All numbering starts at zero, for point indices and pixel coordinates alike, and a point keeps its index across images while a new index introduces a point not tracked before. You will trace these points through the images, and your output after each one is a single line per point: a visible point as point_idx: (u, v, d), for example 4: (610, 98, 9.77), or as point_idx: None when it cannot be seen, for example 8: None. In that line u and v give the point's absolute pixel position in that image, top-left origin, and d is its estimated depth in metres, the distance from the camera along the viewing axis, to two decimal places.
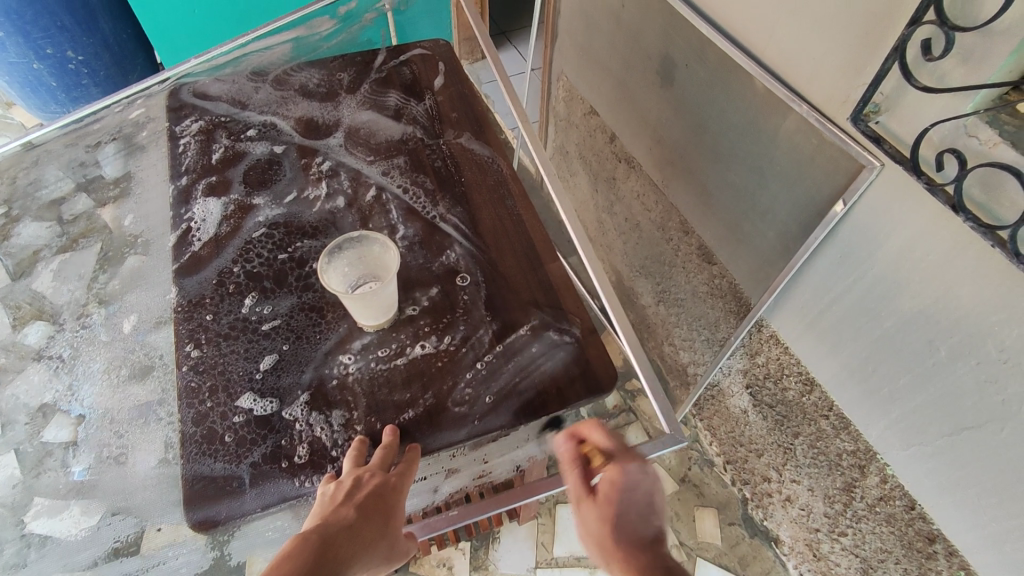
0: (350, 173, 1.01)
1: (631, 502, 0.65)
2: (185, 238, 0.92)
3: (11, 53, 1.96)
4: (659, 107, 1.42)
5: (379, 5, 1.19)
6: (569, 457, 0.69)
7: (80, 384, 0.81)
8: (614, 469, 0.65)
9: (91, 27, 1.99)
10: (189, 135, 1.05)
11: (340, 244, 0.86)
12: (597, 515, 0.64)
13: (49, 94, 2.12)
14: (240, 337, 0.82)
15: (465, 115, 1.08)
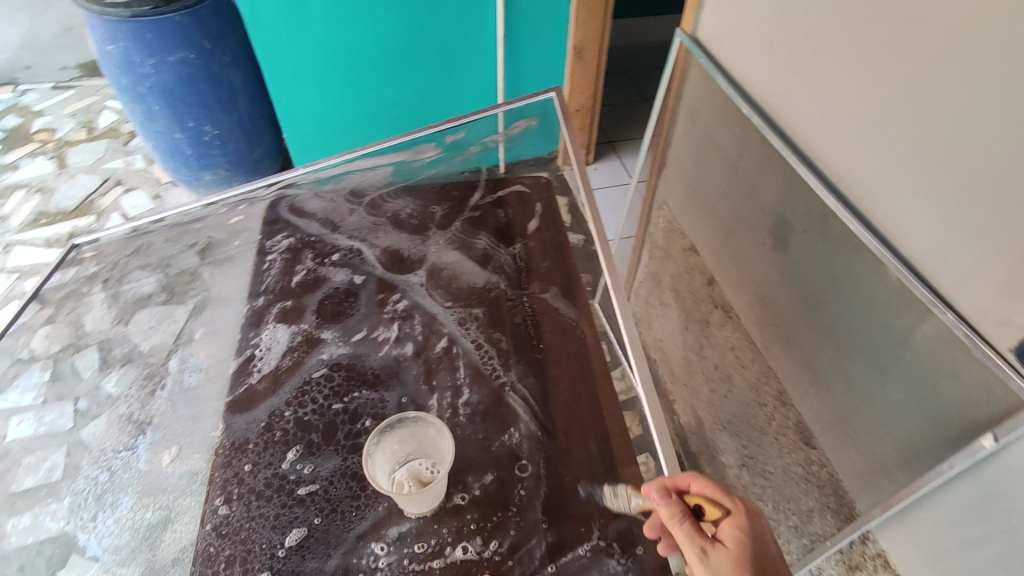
0: (425, 317, 0.96)
1: (768, 544, 0.58)
2: (246, 366, 0.89)
3: (159, 123, 2.10)
4: (768, 266, 1.26)
5: (486, 140, 1.15)
6: (672, 505, 0.62)
7: (105, 517, 0.77)
8: (740, 515, 0.59)
9: (230, 106, 2.12)
10: (277, 252, 1.05)
11: (393, 420, 0.81)
12: (732, 566, 0.56)
13: (180, 162, 2.23)
14: (273, 498, 0.75)
15: (556, 265, 1.00)
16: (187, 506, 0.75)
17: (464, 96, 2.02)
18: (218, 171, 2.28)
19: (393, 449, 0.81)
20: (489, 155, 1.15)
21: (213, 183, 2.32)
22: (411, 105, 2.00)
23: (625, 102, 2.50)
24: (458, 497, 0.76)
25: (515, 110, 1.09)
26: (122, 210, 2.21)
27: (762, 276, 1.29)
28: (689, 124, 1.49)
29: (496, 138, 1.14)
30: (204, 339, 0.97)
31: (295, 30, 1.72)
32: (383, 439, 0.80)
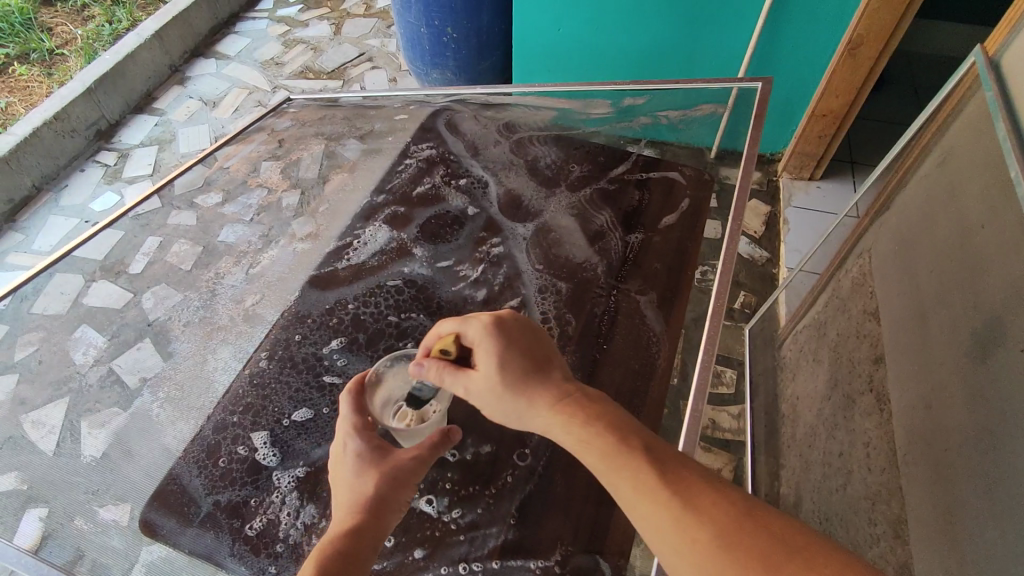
0: (510, 270, 0.93)
1: (519, 345, 0.61)
2: (342, 251, 0.96)
3: (411, 14, 2.09)
4: (954, 372, 0.96)
5: (662, 113, 1.07)
6: (431, 368, 0.63)
7: (192, 326, 0.91)
8: (476, 329, 0.63)
9: (473, 15, 2.04)
10: (415, 159, 1.09)
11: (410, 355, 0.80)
12: (487, 380, 0.60)
13: (417, 57, 2.25)
14: (302, 374, 0.82)
15: (666, 274, 0.91)
16: (245, 349, 0.87)
17: (697, 62, 1.70)
18: (445, 73, 2.27)
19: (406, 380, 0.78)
20: (657, 129, 1.06)
21: (438, 82, 2.32)
22: (634, 56, 1.74)
23: (901, 105, 1.99)
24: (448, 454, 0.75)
25: (707, 94, 1.04)
26: (363, 83, 2.39)
27: (932, 379, 1.01)
28: (935, 169, 1.10)
29: (673, 112, 1.06)
30: (329, 213, 1.06)
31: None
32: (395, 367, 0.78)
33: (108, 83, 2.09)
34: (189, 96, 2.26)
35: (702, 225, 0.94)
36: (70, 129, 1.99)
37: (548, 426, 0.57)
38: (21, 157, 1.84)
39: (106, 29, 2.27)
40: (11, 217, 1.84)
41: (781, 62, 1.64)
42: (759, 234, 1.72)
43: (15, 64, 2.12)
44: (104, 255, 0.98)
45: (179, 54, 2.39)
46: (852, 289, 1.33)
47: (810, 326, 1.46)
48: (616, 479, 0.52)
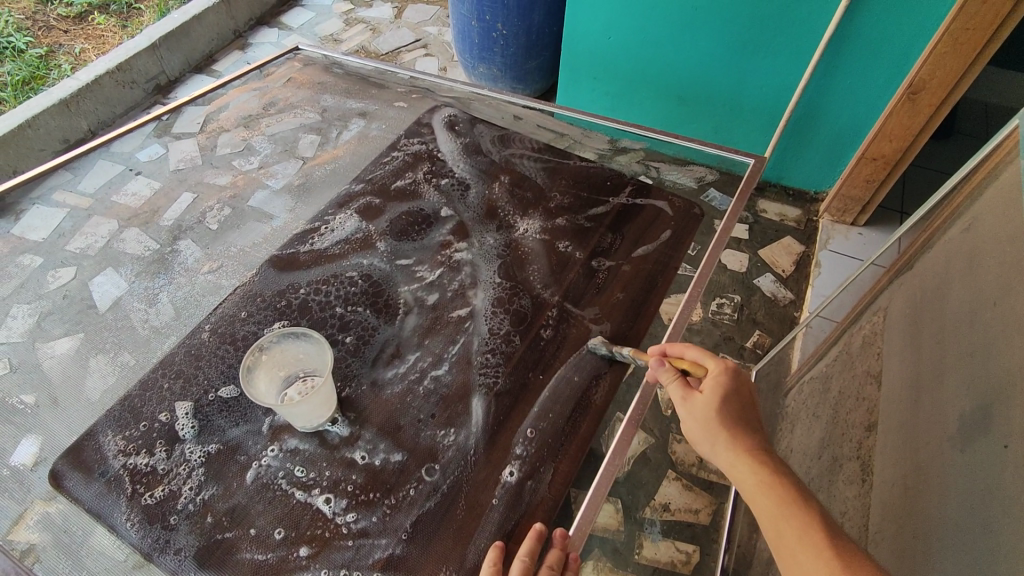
0: (467, 278, 0.90)
1: (747, 405, 0.67)
2: (309, 235, 0.97)
3: (463, 5, 2.00)
4: (930, 449, 0.80)
5: (652, 163, 1.05)
6: (668, 369, 0.71)
7: (150, 293, 0.97)
8: (719, 370, 0.68)
9: (524, 14, 1.95)
10: (404, 152, 1.09)
11: (267, 344, 0.77)
12: (707, 408, 0.65)
13: (466, 48, 2.15)
14: (238, 351, 0.83)
15: (627, 308, 0.87)
16: (192, 316, 0.93)
17: (740, 94, 1.48)
18: (491, 68, 2.15)
19: (292, 356, 0.79)
20: (646, 175, 1.04)
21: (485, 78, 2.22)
22: (669, 81, 1.53)
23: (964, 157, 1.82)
24: (333, 424, 0.76)
25: (701, 155, 1.03)
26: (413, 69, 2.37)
27: (915, 446, 0.83)
28: (956, 238, 0.90)
29: (665, 166, 1.04)
30: (312, 201, 1.09)
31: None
32: (279, 346, 0.78)
33: (172, 40, 2.07)
34: (246, 62, 2.23)
35: (678, 263, 0.91)
36: (130, 80, 1.96)
37: (729, 461, 0.63)
38: (80, 101, 1.80)
39: None
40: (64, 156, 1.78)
41: (835, 106, 1.40)
42: (786, 273, 1.44)
43: (96, 14, 2.15)
44: (140, 206, 1.09)
45: (245, 21, 2.39)
46: (862, 347, 1.07)
47: (817, 380, 1.19)
48: (753, 482, 0.61)
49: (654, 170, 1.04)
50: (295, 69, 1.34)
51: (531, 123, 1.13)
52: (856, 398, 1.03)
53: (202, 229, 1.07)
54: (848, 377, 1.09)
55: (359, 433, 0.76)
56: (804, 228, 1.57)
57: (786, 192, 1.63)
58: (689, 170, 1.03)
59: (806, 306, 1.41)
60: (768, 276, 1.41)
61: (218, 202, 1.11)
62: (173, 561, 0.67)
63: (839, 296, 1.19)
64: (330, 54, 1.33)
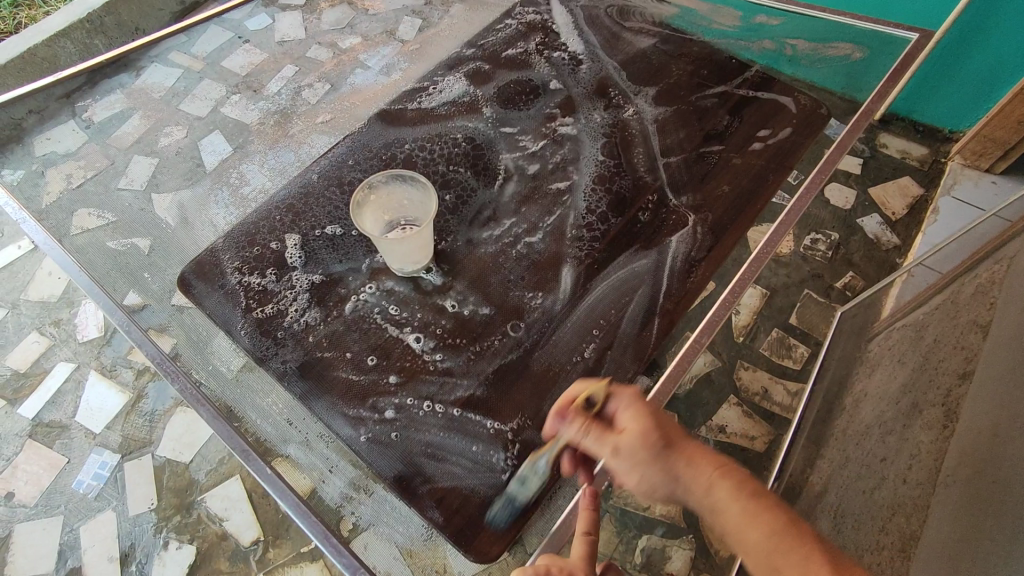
0: (570, 153, 0.89)
1: (667, 418, 0.57)
2: (417, 94, 0.96)
3: None
4: None
5: (789, 42, 0.98)
6: (576, 423, 0.58)
7: (260, 147, 1.01)
8: (627, 397, 0.57)
9: None
10: (518, 21, 1.05)
11: (374, 181, 0.78)
12: (642, 446, 0.54)
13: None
14: (344, 195, 0.86)
15: (733, 202, 0.84)
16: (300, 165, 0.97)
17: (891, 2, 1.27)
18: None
19: (396, 198, 0.80)
20: (778, 58, 0.97)
21: None
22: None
23: None
24: (431, 270, 0.80)
25: (848, 33, 0.96)
26: None
27: (1009, 404, 0.73)
28: None
29: (803, 44, 0.98)
30: (418, 69, 1.08)
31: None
32: (389, 186, 0.79)
33: None
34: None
35: (795, 161, 0.86)
36: None
37: (706, 484, 0.53)
38: None
39: None
40: (179, 18, 1.78)
41: (1001, 27, 1.18)
42: (895, 215, 1.31)
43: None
44: (248, 73, 1.12)
45: None
46: (973, 295, 0.93)
47: (912, 327, 1.04)
48: (738, 510, 0.51)
49: (790, 47, 0.97)
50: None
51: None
52: (953, 344, 0.90)
53: (312, 91, 1.10)
54: (947, 325, 0.95)
55: (451, 284, 0.79)
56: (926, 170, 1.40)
57: (915, 127, 1.44)
58: (830, 49, 0.96)
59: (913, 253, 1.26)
60: (875, 216, 1.32)
61: (331, 67, 1.14)
62: (279, 367, 0.74)
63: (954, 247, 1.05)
64: None
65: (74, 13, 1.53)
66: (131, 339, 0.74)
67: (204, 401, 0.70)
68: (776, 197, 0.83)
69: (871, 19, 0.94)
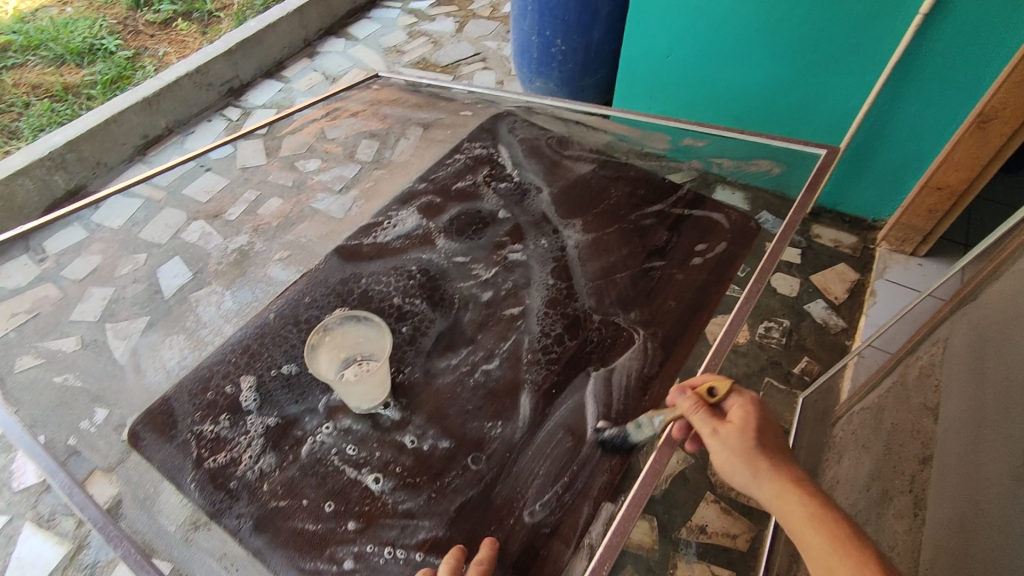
0: (521, 278, 0.93)
1: (768, 430, 0.63)
2: (371, 229, 1.00)
3: (524, 21, 1.90)
4: (995, 478, 0.70)
5: (715, 161, 1.06)
6: (688, 398, 0.67)
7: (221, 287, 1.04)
8: (744, 399, 0.65)
9: (585, 30, 1.81)
10: (466, 155, 1.13)
11: (331, 325, 0.85)
12: (742, 438, 0.61)
13: (523, 65, 2.02)
14: (301, 332, 0.87)
15: (679, 316, 0.88)
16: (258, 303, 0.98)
17: (801, 113, 1.45)
18: (550, 83, 2.00)
19: (353, 337, 0.86)
20: (705, 181, 1.05)
21: (539, 92, 2.07)
22: (734, 94, 1.51)
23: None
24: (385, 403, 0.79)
25: (767, 150, 1.03)
26: (471, 82, 2.33)
27: (966, 492, 0.75)
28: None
29: (726, 162, 1.05)
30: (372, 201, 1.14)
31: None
32: (345, 327, 0.85)
33: (247, 47, 2.23)
34: (313, 69, 2.35)
35: (734, 270, 0.92)
36: (207, 82, 2.13)
37: (774, 491, 0.59)
38: (160, 100, 2.00)
39: (258, 1, 2.48)
40: (142, 151, 1.99)
41: (900, 132, 1.35)
42: (838, 299, 1.41)
43: (179, 20, 2.39)
44: (208, 199, 1.19)
45: (315, 30, 2.50)
46: (917, 381, 0.98)
47: (869, 414, 1.07)
48: (806, 518, 0.56)
49: (716, 166, 1.04)
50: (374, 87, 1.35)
51: (589, 126, 1.14)
52: (909, 431, 0.93)
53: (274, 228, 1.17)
54: (902, 410, 0.98)
55: (410, 418, 0.79)
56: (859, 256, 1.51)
57: (842, 218, 1.57)
58: (752, 165, 1.03)
59: (860, 335, 1.34)
60: (820, 301, 1.40)
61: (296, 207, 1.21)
62: (233, 523, 0.70)
63: (895, 326, 1.13)
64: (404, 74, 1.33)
65: (38, 152, 1.73)
66: (73, 501, 0.71)
67: (149, 565, 0.65)
68: (721, 305, 0.87)
69: (786, 139, 1.01)
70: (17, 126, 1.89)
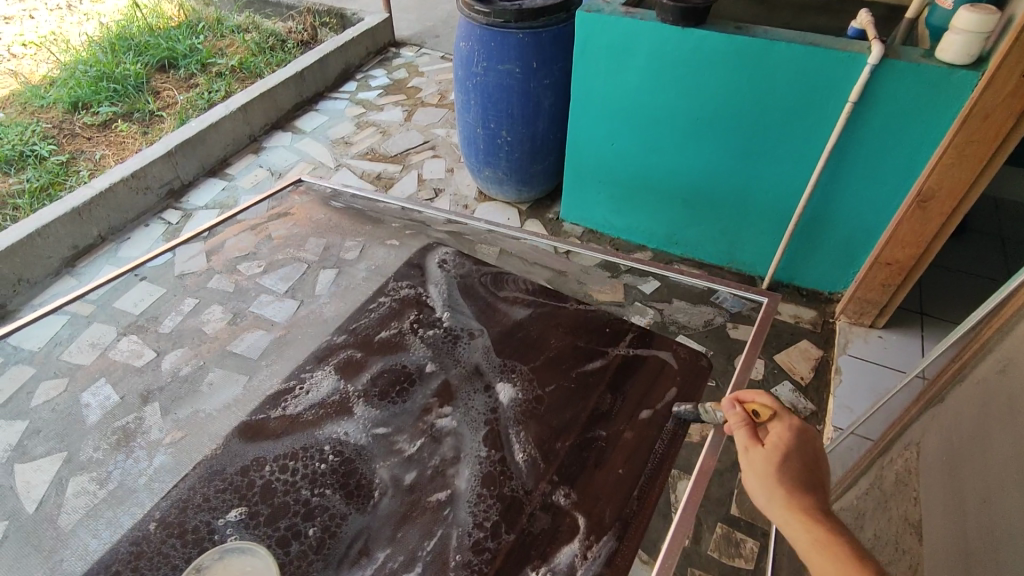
0: (449, 452, 0.82)
1: (804, 454, 0.63)
2: (280, 397, 0.89)
3: (468, 114, 1.81)
4: None
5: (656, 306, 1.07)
6: (733, 414, 0.69)
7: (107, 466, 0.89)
8: (784, 425, 0.66)
9: (530, 122, 1.74)
10: (392, 296, 1.04)
11: (206, 562, 0.71)
12: (766, 459, 0.62)
13: (471, 154, 1.91)
14: (188, 546, 0.73)
15: (627, 487, 0.77)
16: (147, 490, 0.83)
17: (746, 197, 1.48)
18: (498, 173, 1.89)
19: (234, 570, 0.71)
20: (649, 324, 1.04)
21: (489, 180, 1.95)
22: (683, 179, 1.54)
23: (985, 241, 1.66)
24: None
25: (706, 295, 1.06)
26: (420, 170, 2.23)
27: None
28: (992, 382, 0.74)
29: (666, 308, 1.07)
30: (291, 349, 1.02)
31: (610, 61, 1.41)
32: (226, 560, 0.72)
33: (189, 147, 2.14)
34: (258, 165, 2.27)
35: (685, 429, 0.83)
36: (145, 186, 2.02)
37: (784, 514, 0.58)
38: (92, 210, 1.85)
39: (203, 98, 2.41)
40: (72, 262, 1.84)
41: (845, 210, 1.38)
42: (804, 379, 1.31)
43: (120, 122, 2.27)
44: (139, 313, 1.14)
45: (261, 126, 2.43)
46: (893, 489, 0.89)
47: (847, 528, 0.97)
48: (807, 539, 0.55)
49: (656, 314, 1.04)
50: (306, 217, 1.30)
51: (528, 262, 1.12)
52: (894, 548, 0.83)
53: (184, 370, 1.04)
54: (884, 521, 0.89)
55: None
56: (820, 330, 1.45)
57: (799, 291, 1.55)
58: (693, 313, 1.05)
59: (830, 420, 1.24)
60: (786, 383, 1.31)
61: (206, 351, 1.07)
62: None
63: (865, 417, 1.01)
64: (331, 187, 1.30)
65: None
66: None
67: None
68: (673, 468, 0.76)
69: (725, 285, 1.04)
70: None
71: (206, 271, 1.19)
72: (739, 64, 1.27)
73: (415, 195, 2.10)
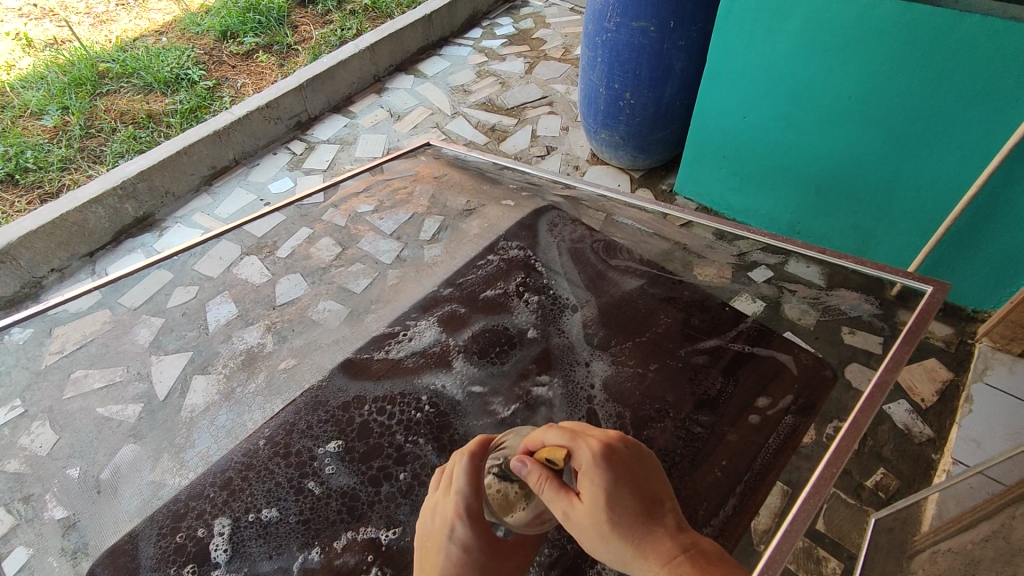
0: (542, 421, 0.80)
1: (622, 486, 0.51)
2: (386, 340, 0.93)
3: (591, 72, 1.72)
4: None
5: (789, 286, 0.91)
6: (531, 472, 0.54)
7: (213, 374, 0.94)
8: (583, 458, 0.53)
9: (657, 86, 1.62)
10: (501, 256, 1.05)
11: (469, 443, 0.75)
12: (589, 520, 0.50)
13: (590, 113, 1.82)
14: (290, 467, 0.78)
15: (730, 492, 0.70)
16: (251, 406, 0.88)
17: (896, 194, 1.29)
18: (615, 136, 1.79)
19: None
20: (777, 303, 0.90)
21: (605, 143, 1.86)
22: (820, 164, 1.38)
23: None
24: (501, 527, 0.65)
25: (853, 276, 0.88)
26: (535, 126, 2.18)
27: None
28: None
29: (802, 287, 0.90)
30: (394, 292, 1.04)
31: (759, 25, 1.28)
32: None
33: (318, 82, 2.21)
34: (379, 106, 2.32)
35: (799, 440, 0.73)
36: (276, 116, 2.12)
37: None
38: (230, 133, 1.99)
39: (336, 35, 2.47)
40: (209, 181, 1.98)
41: (1010, 223, 1.17)
42: (926, 402, 1.16)
43: (260, 52, 2.39)
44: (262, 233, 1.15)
45: (386, 67, 2.47)
46: None
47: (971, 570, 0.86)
48: None
49: (788, 295, 0.89)
50: (422, 158, 1.30)
51: (645, 231, 1.05)
52: None
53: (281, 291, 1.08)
54: None
55: None
56: (954, 350, 1.26)
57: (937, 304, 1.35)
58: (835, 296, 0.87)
59: (949, 450, 1.07)
60: (902, 402, 1.15)
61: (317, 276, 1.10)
62: None
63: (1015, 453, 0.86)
64: (454, 150, 1.28)
65: (110, 182, 1.73)
66: None
67: None
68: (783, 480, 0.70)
69: (880, 267, 0.86)
70: (102, 151, 1.92)
71: (326, 202, 1.21)
72: (910, 37, 1.09)
73: (527, 150, 2.06)
